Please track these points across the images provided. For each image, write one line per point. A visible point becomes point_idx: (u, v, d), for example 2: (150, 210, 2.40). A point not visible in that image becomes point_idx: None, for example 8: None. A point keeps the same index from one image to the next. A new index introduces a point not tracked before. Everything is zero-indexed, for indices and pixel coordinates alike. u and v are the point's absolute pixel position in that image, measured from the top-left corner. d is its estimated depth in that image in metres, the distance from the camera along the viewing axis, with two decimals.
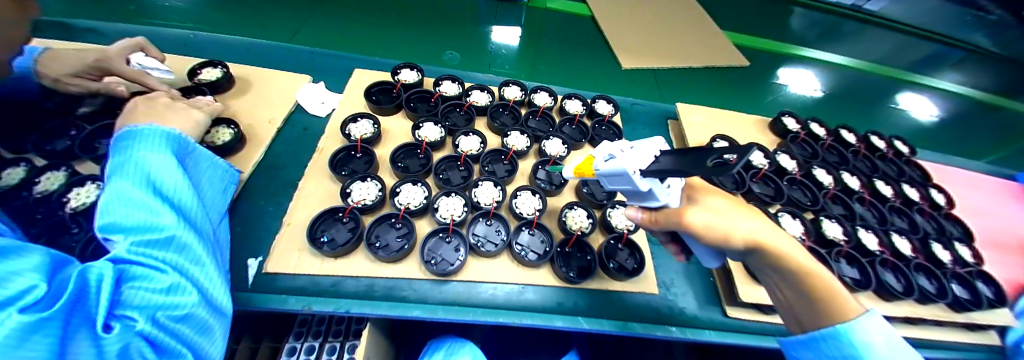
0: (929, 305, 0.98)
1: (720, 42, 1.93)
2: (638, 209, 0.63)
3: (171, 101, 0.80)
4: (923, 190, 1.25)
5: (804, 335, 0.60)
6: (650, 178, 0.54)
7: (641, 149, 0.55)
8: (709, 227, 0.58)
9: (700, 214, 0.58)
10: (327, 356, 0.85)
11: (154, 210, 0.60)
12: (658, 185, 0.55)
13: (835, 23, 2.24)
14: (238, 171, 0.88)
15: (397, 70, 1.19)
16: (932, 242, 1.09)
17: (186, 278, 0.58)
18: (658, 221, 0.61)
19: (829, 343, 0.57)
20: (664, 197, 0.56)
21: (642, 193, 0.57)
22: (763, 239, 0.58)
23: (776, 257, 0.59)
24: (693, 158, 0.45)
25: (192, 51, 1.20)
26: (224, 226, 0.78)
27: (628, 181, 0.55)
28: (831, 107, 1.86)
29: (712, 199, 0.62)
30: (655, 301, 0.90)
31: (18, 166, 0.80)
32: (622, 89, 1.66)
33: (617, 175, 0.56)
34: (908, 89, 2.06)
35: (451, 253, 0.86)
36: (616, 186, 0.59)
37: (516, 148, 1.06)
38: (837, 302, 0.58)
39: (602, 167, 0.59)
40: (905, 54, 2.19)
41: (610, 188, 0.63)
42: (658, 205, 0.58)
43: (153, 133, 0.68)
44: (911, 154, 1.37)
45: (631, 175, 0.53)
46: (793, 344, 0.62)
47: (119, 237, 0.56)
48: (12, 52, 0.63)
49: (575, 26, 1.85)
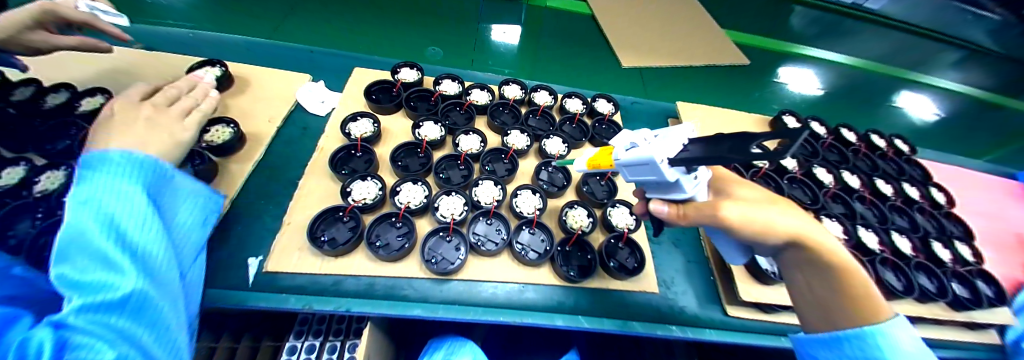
0: (928, 303, 0.99)
1: (721, 40, 1.92)
2: (664, 203, 0.60)
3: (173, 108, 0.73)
4: (922, 188, 1.26)
5: (826, 335, 0.61)
6: (678, 167, 0.54)
7: (667, 136, 0.55)
8: (746, 218, 0.56)
9: (738, 206, 0.56)
10: (328, 355, 0.85)
11: (117, 264, 0.49)
12: (685, 176, 0.55)
13: (835, 22, 2.24)
14: (219, 200, 0.78)
15: (397, 69, 1.19)
16: (932, 241, 1.09)
17: (140, 353, 0.47)
18: (687, 215, 0.59)
19: (853, 343, 0.58)
20: (691, 189, 0.55)
21: (668, 185, 0.57)
22: (806, 233, 0.57)
23: (815, 253, 0.58)
24: (730, 145, 0.44)
25: (190, 50, 1.19)
26: (196, 270, 0.66)
27: (655, 171, 0.54)
28: (831, 106, 1.85)
29: (744, 190, 0.62)
30: (655, 300, 0.90)
31: (18, 166, 0.81)
32: (621, 88, 1.66)
33: (643, 164, 0.54)
34: (908, 88, 2.05)
35: (451, 252, 0.86)
36: (639, 176, 0.59)
37: (516, 147, 1.06)
38: (868, 303, 0.58)
39: (624, 157, 0.58)
40: (905, 52, 2.19)
41: (631, 180, 0.63)
42: (684, 198, 0.57)
43: (126, 161, 0.57)
44: (910, 153, 1.37)
45: (658, 163, 0.52)
46: (811, 342, 0.63)
47: (67, 294, 0.46)
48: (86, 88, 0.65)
49: (574, 24, 1.85)
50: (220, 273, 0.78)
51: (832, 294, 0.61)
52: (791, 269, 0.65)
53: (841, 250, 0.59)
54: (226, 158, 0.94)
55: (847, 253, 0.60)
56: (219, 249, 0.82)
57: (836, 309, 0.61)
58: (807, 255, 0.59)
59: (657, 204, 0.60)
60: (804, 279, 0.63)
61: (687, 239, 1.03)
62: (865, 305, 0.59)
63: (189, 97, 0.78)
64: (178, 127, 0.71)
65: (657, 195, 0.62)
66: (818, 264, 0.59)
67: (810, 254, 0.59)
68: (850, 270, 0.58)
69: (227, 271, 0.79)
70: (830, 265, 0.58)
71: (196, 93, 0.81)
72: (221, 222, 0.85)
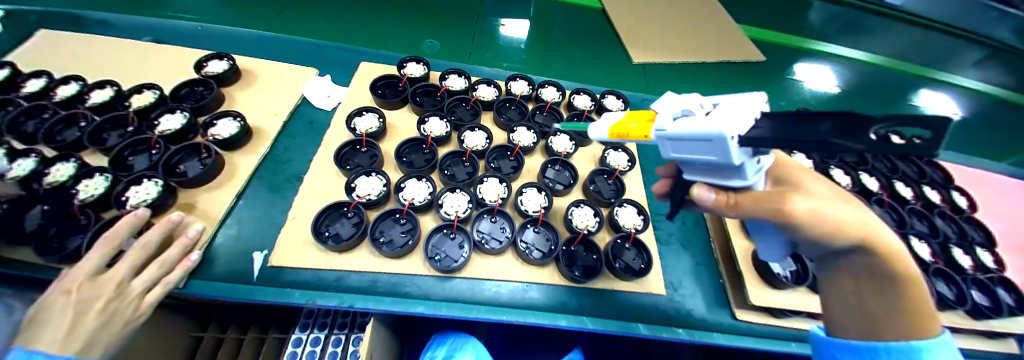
0: (946, 311, 0.95)
1: (735, 35, 1.87)
2: (711, 189, 0.53)
3: (146, 287, 0.66)
4: (944, 192, 1.21)
5: (864, 344, 0.55)
6: (746, 149, 0.43)
7: (732, 107, 0.44)
8: (815, 213, 0.50)
9: (808, 200, 0.51)
10: (333, 348, 0.85)
11: None
12: (749, 159, 0.46)
13: (854, 17, 2.16)
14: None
15: (403, 64, 1.18)
16: (953, 248, 1.04)
17: None
18: (739, 205, 0.52)
19: (894, 355, 0.53)
20: (751, 175, 0.47)
21: (726, 169, 0.48)
22: (878, 237, 0.51)
23: (885, 256, 0.52)
24: (831, 127, 0.35)
25: (199, 44, 1.20)
26: None
27: (719, 150, 0.43)
28: (848, 104, 1.80)
29: (814, 183, 0.55)
30: (664, 303, 0.88)
31: (28, 157, 0.82)
32: (632, 82, 1.62)
33: (705, 141, 0.44)
34: (930, 87, 1.98)
35: (455, 250, 0.86)
36: (690, 154, 0.49)
37: (521, 144, 1.04)
38: (924, 320, 0.53)
39: (676, 129, 0.48)
40: (927, 50, 2.11)
41: (674, 156, 0.53)
42: (741, 185, 0.49)
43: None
44: (932, 155, 1.32)
45: (728, 141, 0.41)
46: (842, 348, 0.58)
47: None
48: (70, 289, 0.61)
49: (584, 18, 1.82)
50: (224, 267, 0.79)
51: (890, 304, 0.55)
52: (841, 273, 0.58)
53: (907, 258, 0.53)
54: (234, 152, 0.95)
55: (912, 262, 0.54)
56: (225, 243, 0.82)
57: (881, 317, 0.55)
58: (877, 262, 0.52)
59: (702, 189, 0.52)
60: (857, 287, 0.57)
61: (697, 240, 1.01)
62: (915, 317, 0.54)
63: (158, 264, 0.69)
64: (133, 314, 0.64)
65: (702, 179, 0.53)
66: (885, 271, 0.53)
67: (880, 258, 0.52)
68: (913, 278, 0.53)
69: (231, 265, 0.80)
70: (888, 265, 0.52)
71: (171, 256, 0.71)
72: (227, 216, 0.86)
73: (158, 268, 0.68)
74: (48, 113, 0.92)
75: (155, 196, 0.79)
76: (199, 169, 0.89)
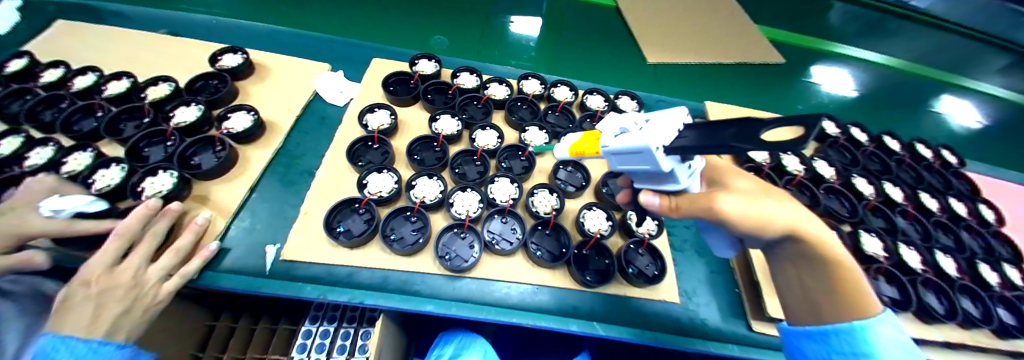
0: (970, 329, 0.92)
1: (754, 37, 1.82)
2: (655, 194, 0.56)
3: (163, 276, 0.68)
4: (970, 204, 1.17)
5: (813, 328, 0.62)
6: (673, 156, 0.47)
7: (660, 120, 0.48)
8: (746, 213, 0.52)
9: (737, 200, 0.53)
10: (341, 341, 0.85)
11: None
12: (680, 165, 0.49)
13: (879, 19, 2.10)
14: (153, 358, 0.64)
15: (415, 61, 1.18)
16: (979, 263, 1.00)
17: None
18: (679, 207, 0.54)
19: (841, 337, 0.58)
20: (684, 179, 0.50)
21: (661, 175, 0.51)
22: (804, 226, 0.54)
23: (811, 245, 0.56)
24: (733, 133, 0.39)
25: (214, 37, 1.21)
26: None
27: (649, 160, 0.48)
28: (870, 110, 1.74)
29: (741, 181, 0.58)
30: (677, 311, 0.86)
31: (46, 146, 0.84)
32: (647, 82, 1.59)
33: (637, 153, 0.48)
34: (957, 94, 1.91)
35: (465, 250, 0.85)
36: (630, 165, 0.53)
37: (533, 144, 1.03)
38: (859, 301, 0.58)
39: (613, 144, 0.52)
40: (956, 54, 2.03)
41: (619, 169, 0.57)
42: (677, 189, 0.53)
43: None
44: (959, 166, 1.27)
45: (654, 152, 0.45)
46: (799, 335, 0.65)
47: None
48: (88, 278, 0.61)
49: (599, 17, 1.79)
50: (237, 260, 0.79)
51: (823, 287, 0.61)
52: (783, 261, 0.65)
53: (837, 243, 0.58)
54: (246, 145, 0.95)
55: (842, 246, 0.58)
56: (238, 235, 0.83)
57: (821, 301, 0.62)
58: (803, 247, 0.57)
59: (648, 195, 0.56)
60: (798, 273, 0.64)
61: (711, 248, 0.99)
62: (852, 298, 0.59)
63: (173, 252, 0.71)
64: (152, 303, 0.65)
65: (647, 186, 0.57)
66: (813, 256, 0.58)
67: (807, 246, 0.56)
68: (839, 261, 0.57)
69: (244, 258, 0.80)
70: (817, 257, 0.57)
71: (185, 244, 0.73)
72: (240, 209, 0.86)
73: (174, 256, 0.70)
74: (65, 102, 0.93)
75: (170, 187, 0.80)
76: (213, 161, 0.90)
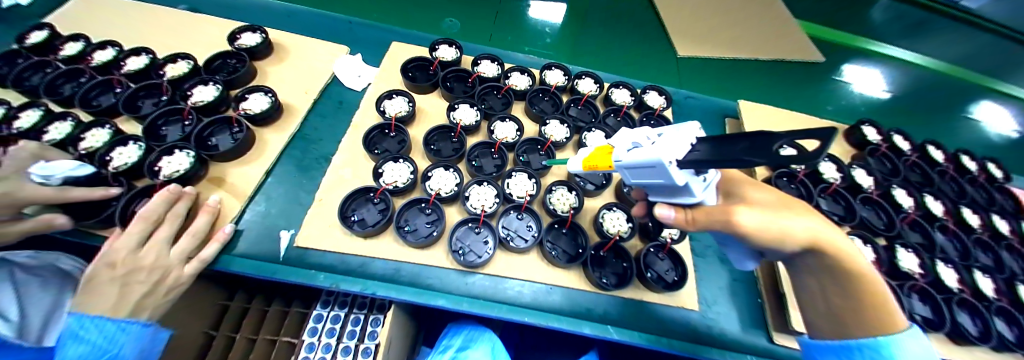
0: (1004, 353, 0.88)
1: (790, 32, 1.73)
2: (670, 207, 0.53)
3: (184, 259, 0.68)
4: (1013, 222, 1.10)
5: (838, 342, 0.58)
6: (687, 169, 0.44)
7: (672, 135, 0.45)
8: (763, 226, 0.48)
9: (754, 212, 0.48)
10: (352, 327, 0.85)
11: None
12: (695, 178, 0.46)
13: (926, 18, 1.97)
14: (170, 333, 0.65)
15: (436, 47, 1.14)
16: (1020, 285, 0.95)
17: None
18: (695, 221, 0.52)
19: (865, 353, 0.55)
20: (701, 193, 0.47)
21: (675, 188, 0.48)
22: (825, 238, 0.50)
23: (834, 257, 0.51)
24: (746, 146, 0.36)
25: (234, 14, 1.19)
26: None
27: (663, 175, 0.45)
28: (910, 115, 1.64)
29: (759, 193, 0.53)
30: (694, 318, 0.84)
31: (65, 121, 0.84)
32: (674, 76, 1.52)
33: (649, 167, 0.46)
34: (1010, 102, 1.78)
35: (480, 245, 0.83)
36: (644, 179, 0.50)
37: (554, 139, 0.99)
38: (884, 314, 0.54)
39: (626, 159, 0.50)
40: (1010, 60, 1.89)
41: (634, 183, 0.55)
42: (693, 202, 0.50)
43: (134, 338, 0.59)
44: (1005, 181, 1.20)
45: (666, 167, 0.43)
46: (821, 349, 0.62)
47: None
48: (114, 257, 0.62)
49: (627, 6, 1.72)
50: (251, 243, 0.79)
51: (848, 300, 0.56)
52: (802, 271, 0.60)
53: (861, 255, 0.54)
54: (263, 128, 0.95)
55: (866, 258, 0.54)
56: (253, 219, 0.83)
57: (846, 316, 0.58)
58: (830, 262, 0.52)
59: (663, 209, 0.53)
60: (819, 283, 0.59)
61: None
62: (878, 312, 0.55)
63: (192, 234, 0.71)
64: (174, 284, 0.66)
65: (663, 199, 0.54)
66: (836, 271, 0.54)
67: (830, 258, 0.52)
68: (864, 276, 0.53)
69: (260, 243, 0.80)
70: (843, 271, 0.53)
71: (201, 225, 0.73)
72: (255, 193, 0.86)
73: (193, 238, 0.70)
74: (84, 77, 0.93)
75: (187, 167, 0.79)
76: (229, 143, 0.89)
